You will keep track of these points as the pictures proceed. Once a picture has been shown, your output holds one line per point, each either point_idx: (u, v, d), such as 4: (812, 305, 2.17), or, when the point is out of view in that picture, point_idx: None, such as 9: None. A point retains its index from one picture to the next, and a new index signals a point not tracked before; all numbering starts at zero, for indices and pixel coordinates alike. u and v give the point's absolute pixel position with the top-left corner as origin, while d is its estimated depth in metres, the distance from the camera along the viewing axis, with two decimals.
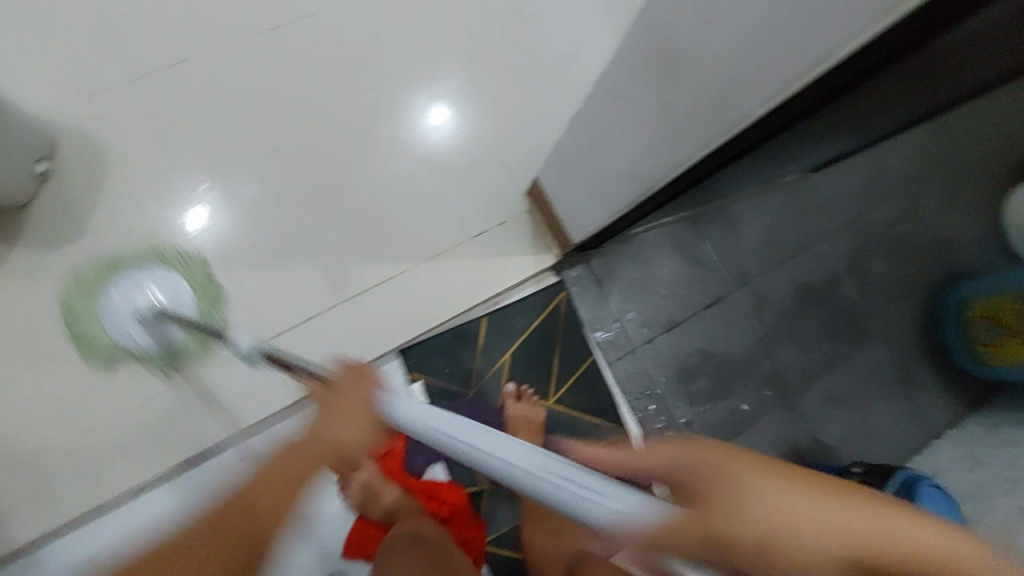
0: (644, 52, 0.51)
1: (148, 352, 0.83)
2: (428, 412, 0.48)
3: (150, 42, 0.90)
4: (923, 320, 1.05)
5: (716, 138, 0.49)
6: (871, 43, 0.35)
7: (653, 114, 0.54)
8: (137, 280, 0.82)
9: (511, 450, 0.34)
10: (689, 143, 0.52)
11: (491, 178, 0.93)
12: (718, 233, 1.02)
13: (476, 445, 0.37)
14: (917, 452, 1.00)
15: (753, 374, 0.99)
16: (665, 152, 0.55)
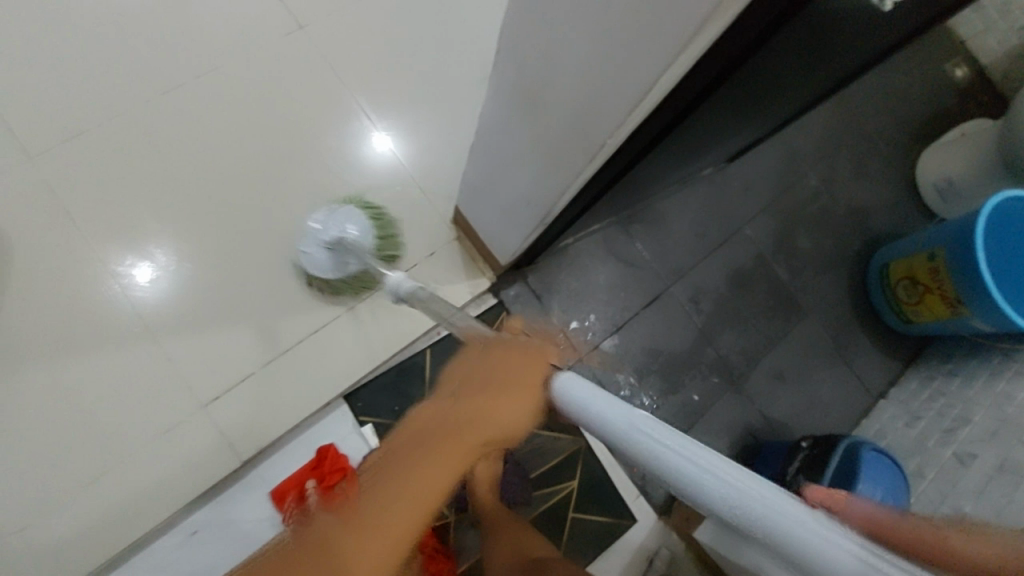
0: (522, 81, 0.53)
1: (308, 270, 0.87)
2: (596, 394, 0.44)
3: (39, 115, 0.87)
4: (849, 288, 1.11)
5: (591, 156, 0.50)
6: (709, 51, 0.36)
7: (542, 134, 0.55)
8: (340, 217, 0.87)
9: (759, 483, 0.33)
10: (571, 164, 0.53)
11: (416, 209, 0.93)
12: (648, 232, 1.05)
13: (701, 463, 0.34)
14: (863, 414, 1.05)
15: (700, 364, 1.02)
16: (555, 173, 0.56)
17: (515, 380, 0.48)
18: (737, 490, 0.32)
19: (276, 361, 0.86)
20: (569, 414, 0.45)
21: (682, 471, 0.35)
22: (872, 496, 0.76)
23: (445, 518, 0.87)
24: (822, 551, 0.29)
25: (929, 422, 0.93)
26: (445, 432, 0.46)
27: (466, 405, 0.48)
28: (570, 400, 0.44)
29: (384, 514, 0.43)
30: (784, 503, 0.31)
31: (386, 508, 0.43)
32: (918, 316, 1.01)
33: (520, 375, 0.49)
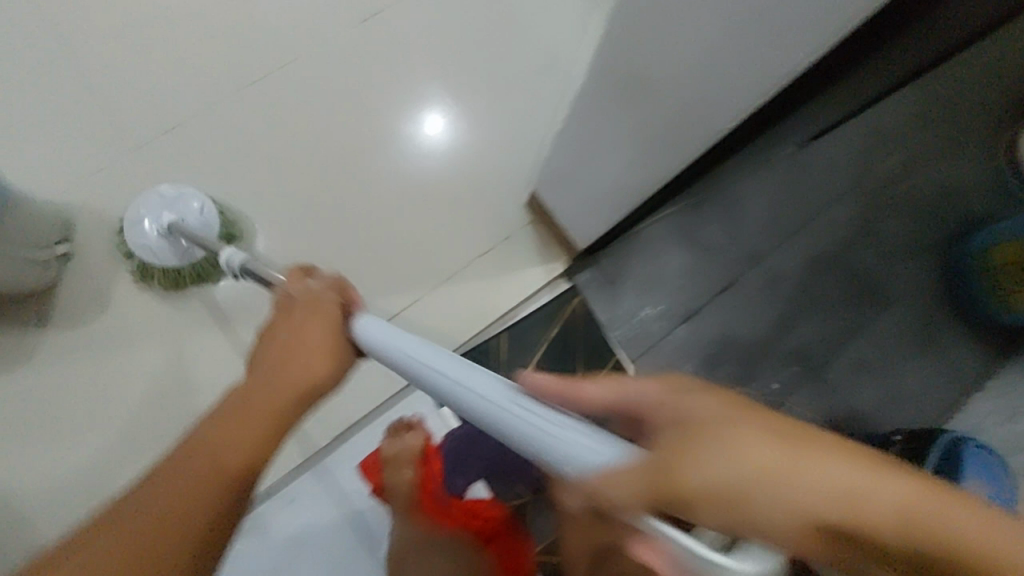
0: (627, 64, 0.52)
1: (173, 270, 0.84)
2: (396, 335, 0.47)
3: (135, 107, 0.89)
4: (941, 274, 1.04)
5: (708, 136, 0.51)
6: None
7: (644, 121, 0.55)
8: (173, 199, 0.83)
9: (489, 386, 0.35)
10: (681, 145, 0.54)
11: (490, 194, 0.94)
12: (723, 215, 1.01)
13: (468, 390, 0.35)
14: (955, 407, 0.99)
15: (778, 352, 0.99)
16: (662, 152, 0.57)
17: (301, 322, 0.52)
18: (467, 393, 0.35)
19: None
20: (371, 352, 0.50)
21: (432, 379, 0.40)
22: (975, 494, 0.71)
23: (521, 497, 0.91)
24: (536, 440, 0.30)
25: None
26: (259, 385, 0.50)
27: (259, 390, 0.50)
28: (369, 336, 0.49)
29: (198, 458, 0.46)
30: (525, 407, 0.32)
31: (209, 450, 0.47)
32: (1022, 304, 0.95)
33: (312, 326, 0.52)
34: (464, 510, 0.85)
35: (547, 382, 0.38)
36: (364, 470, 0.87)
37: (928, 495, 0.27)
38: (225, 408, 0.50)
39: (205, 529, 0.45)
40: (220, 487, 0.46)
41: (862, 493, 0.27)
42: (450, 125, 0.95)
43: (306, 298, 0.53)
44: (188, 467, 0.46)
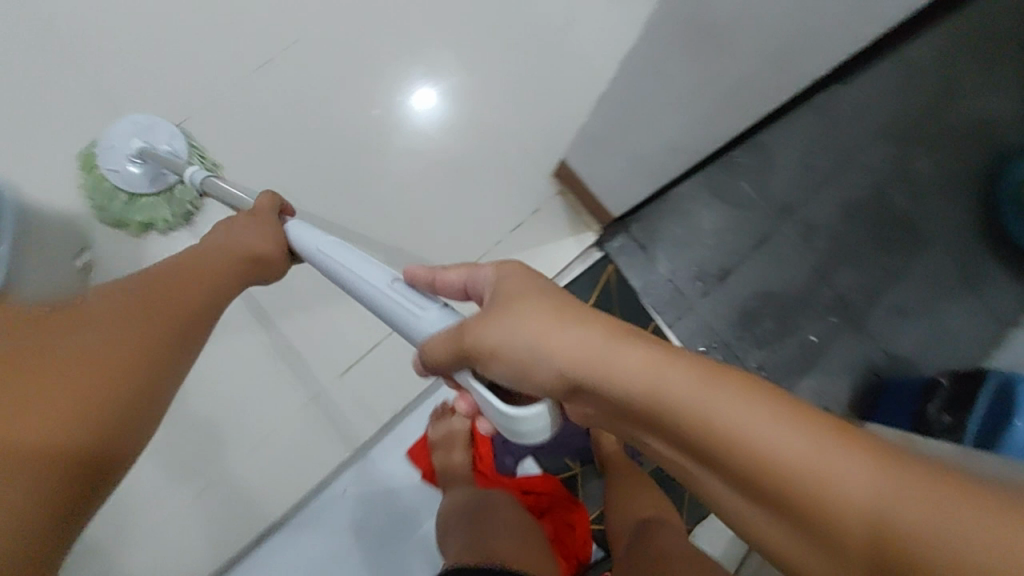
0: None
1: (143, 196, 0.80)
2: (324, 239, 0.58)
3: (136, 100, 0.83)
4: (976, 212, 1.02)
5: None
6: None
7: (709, 79, 0.52)
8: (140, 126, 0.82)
9: (376, 275, 0.50)
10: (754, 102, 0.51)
11: (514, 166, 0.91)
12: (753, 167, 0.98)
13: (366, 275, 0.50)
14: (995, 345, 0.99)
15: (816, 304, 0.97)
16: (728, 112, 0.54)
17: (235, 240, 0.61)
18: (366, 285, 0.49)
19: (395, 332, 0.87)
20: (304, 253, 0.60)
21: (341, 275, 0.53)
22: None
23: (571, 469, 0.90)
24: (397, 312, 0.47)
25: None
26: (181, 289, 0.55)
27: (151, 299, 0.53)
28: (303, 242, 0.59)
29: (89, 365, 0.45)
30: (392, 289, 0.48)
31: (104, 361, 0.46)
32: None
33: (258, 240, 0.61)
34: (517, 486, 0.87)
35: (420, 271, 0.48)
36: (412, 456, 0.88)
37: (840, 442, 0.27)
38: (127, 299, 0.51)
39: (131, 399, 0.47)
40: (154, 372, 0.49)
41: (773, 464, 0.29)
42: (465, 96, 0.91)
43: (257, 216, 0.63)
44: (99, 366, 0.46)
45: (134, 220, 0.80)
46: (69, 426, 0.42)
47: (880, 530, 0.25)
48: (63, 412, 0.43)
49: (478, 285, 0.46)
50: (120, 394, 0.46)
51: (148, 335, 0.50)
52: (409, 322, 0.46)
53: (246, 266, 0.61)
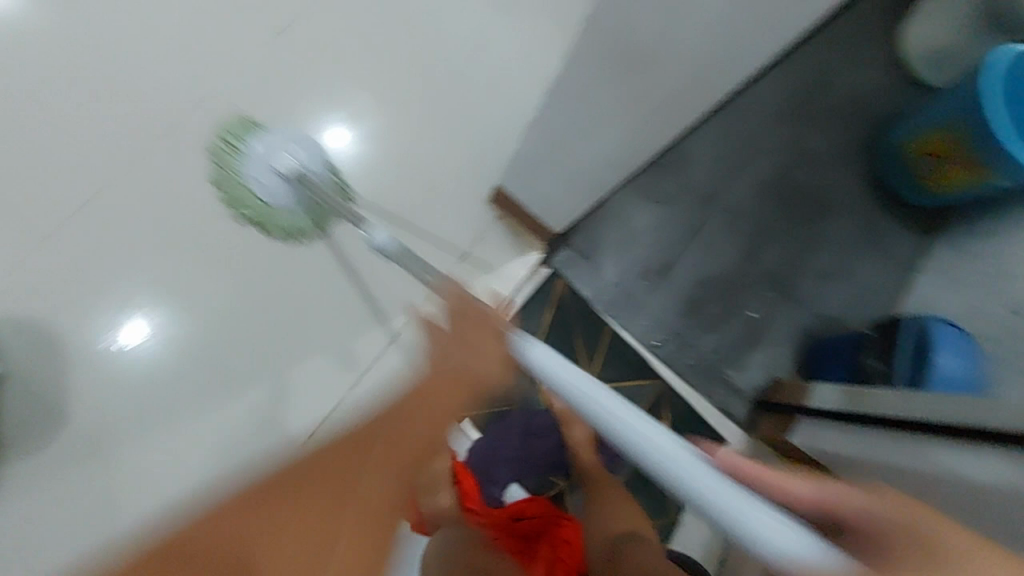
0: (618, 44, 0.52)
1: (274, 204, 0.77)
2: (555, 361, 0.54)
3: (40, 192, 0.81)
4: (868, 175, 1.13)
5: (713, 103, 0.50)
6: None
7: (635, 100, 0.56)
8: (270, 144, 0.78)
9: (640, 421, 0.42)
10: (682, 115, 0.54)
11: (452, 198, 0.91)
12: (674, 165, 1.04)
13: (605, 408, 0.45)
14: (905, 291, 1.10)
15: (751, 282, 1.05)
16: (658, 128, 0.57)
17: (479, 339, 0.67)
18: (631, 430, 0.41)
19: (361, 383, 0.86)
20: (518, 359, 0.58)
21: (571, 391, 0.50)
22: (954, 366, 0.80)
23: (556, 486, 0.92)
24: (680, 470, 0.37)
25: (969, 286, 0.99)
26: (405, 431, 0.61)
27: (387, 429, 0.62)
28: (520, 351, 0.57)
29: (373, 480, 0.56)
30: (646, 427, 0.41)
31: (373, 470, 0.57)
32: (946, 189, 1.03)
33: (492, 342, 0.66)
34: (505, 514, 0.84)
35: (741, 460, 0.40)
36: None
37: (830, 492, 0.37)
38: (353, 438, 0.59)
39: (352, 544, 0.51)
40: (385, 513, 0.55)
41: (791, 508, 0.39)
42: (392, 135, 0.90)
43: (463, 320, 0.69)
44: (372, 485, 0.56)
45: (250, 208, 0.76)
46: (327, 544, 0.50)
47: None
48: (309, 550, 0.49)
49: (802, 504, 0.38)
50: (387, 499, 0.56)
51: (370, 508, 0.54)
52: (701, 497, 0.35)
53: (452, 381, 0.67)
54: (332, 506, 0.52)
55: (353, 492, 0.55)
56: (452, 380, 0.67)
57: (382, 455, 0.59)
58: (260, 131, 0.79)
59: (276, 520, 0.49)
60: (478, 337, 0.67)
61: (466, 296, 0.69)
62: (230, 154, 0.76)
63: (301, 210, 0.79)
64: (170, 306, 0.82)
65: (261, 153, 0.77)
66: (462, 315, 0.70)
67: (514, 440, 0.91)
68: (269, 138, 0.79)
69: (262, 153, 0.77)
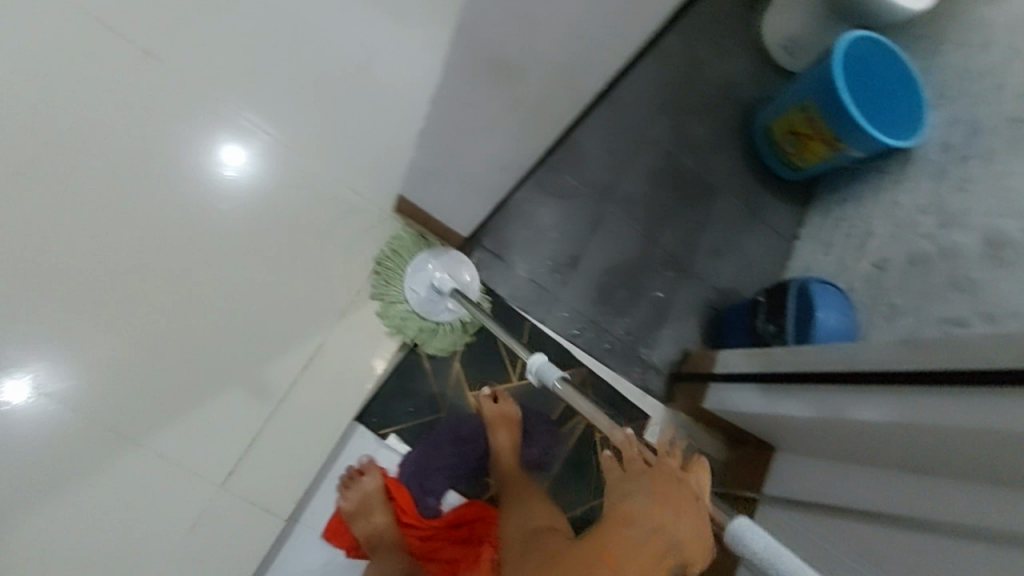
0: (488, 51, 0.54)
1: (441, 325, 0.90)
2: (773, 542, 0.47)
3: None
4: (744, 156, 1.24)
5: (580, 101, 0.53)
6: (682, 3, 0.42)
7: (513, 104, 0.58)
8: (422, 266, 0.89)
9: None
10: (555, 114, 0.56)
11: (353, 211, 0.89)
12: (571, 160, 1.08)
13: None
14: (788, 258, 1.21)
15: (654, 264, 1.11)
16: (537, 128, 0.59)
17: (669, 510, 0.51)
18: None
19: (276, 414, 0.81)
20: (732, 542, 0.49)
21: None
22: (830, 318, 0.90)
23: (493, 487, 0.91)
24: None
25: (838, 247, 1.11)
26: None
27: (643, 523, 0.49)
28: (745, 539, 0.48)
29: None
30: None
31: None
32: (806, 162, 1.15)
33: (691, 508, 0.52)
34: (445, 522, 0.84)
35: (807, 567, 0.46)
36: (330, 535, 0.82)
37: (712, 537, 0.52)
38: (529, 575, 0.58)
39: None
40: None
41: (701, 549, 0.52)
42: (280, 151, 0.87)
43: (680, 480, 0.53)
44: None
45: (399, 314, 0.88)
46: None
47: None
48: None
49: None
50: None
51: None
52: None
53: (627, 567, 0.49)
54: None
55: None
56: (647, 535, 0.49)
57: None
58: (421, 253, 0.90)
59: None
60: (687, 513, 0.51)
61: (653, 453, 0.55)
62: (392, 276, 0.88)
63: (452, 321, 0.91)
64: (37, 361, 0.73)
65: (429, 270, 0.89)
66: (637, 482, 0.53)
67: (446, 449, 0.89)
68: (426, 260, 0.89)
69: (423, 266, 0.89)
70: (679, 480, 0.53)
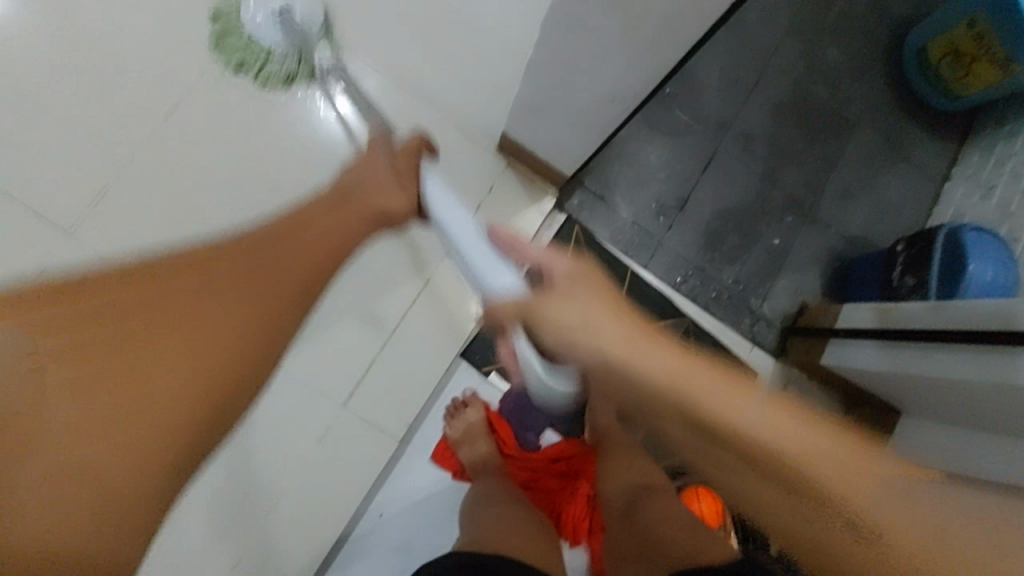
0: None
1: (275, 57, 0.80)
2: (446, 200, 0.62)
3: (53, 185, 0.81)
4: (888, 84, 1.07)
5: (707, 21, 0.48)
6: None
7: (631, 30, 0.54)
8: None
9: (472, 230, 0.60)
10: (675, 39, 0.52)
11: (458, 151, 0.90)
12: (683, 94, 1.00)
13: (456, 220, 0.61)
14: (933, 202, 1.06)
15: (772, 208, 1.02)
16: (655, 54, 0.55)
17: (315, 223, 0.55)
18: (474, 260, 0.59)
19: (390, 343, 0.85)
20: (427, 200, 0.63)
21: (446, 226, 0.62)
22: (985, 272, 0.78)
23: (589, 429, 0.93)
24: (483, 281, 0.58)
25: (1004, 187, 0.94)
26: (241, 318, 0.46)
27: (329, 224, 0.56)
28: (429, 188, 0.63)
29: (200, 349, 0.43)
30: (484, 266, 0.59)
31: (187, 353, 0.42)
32: (967, 89, 0.98)
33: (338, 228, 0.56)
34: (545, 457, 0.87)
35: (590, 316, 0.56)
36: (438, 458, 0.87)
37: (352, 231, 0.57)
38: (160, 304, 0.43)
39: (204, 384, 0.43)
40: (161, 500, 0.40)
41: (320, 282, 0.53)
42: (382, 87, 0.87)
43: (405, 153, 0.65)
44: (165, 396, 0.41)
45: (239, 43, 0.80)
46: (102, 480, 0.37)
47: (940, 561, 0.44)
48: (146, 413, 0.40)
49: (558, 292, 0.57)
50: (195, 415, 0.42)
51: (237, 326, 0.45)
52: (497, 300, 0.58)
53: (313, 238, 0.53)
54: (130, 397, 0.39)
55: (186, 368, 0.42)
56: (290, 224, 0.54)
57: (198, 343, 0.43)
58: None
59: (102, 366, 0.39)
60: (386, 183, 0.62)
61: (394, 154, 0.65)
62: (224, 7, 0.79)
63: (275, 63, 0.81)
64: None
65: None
66: (326, 208, 0.57)
67: None
68: None
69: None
70: (337, 205, 0.58)
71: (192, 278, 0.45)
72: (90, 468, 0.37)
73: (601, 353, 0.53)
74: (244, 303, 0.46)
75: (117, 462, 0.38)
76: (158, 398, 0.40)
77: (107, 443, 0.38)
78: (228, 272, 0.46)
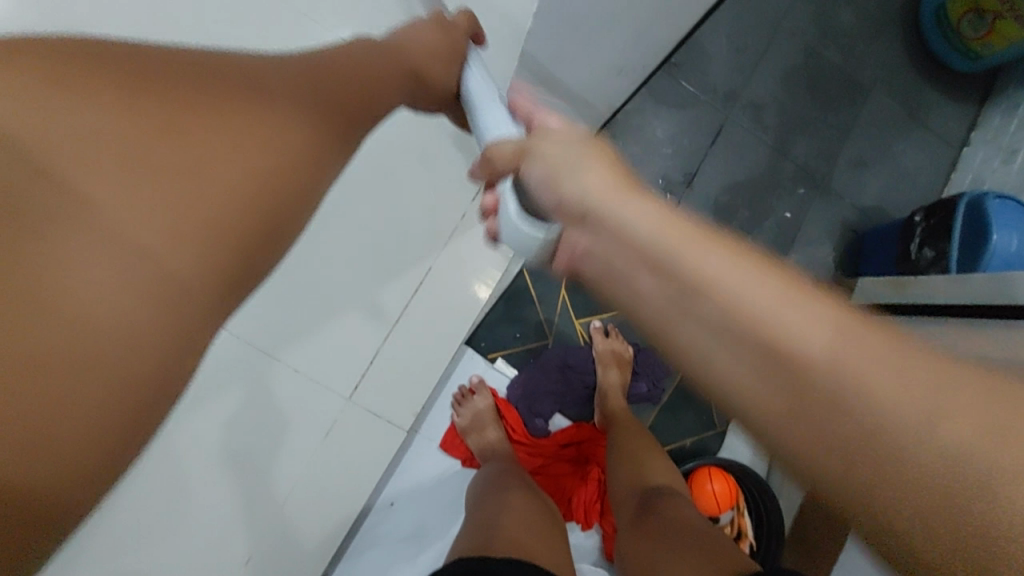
0: None
1: None
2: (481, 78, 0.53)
3: None
4: (904, 46, 1.02)
5: None
6: None
7: None
8: None
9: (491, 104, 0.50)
10: None
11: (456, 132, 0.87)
12: (689, 64, 0.96)
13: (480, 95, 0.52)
14: (951, 169, 1.02)
15: (783, 180, 0.98)
16: None
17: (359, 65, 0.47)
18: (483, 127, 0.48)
19: (394, 333, 0.83)
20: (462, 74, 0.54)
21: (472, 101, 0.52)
22: (1011, 242, 0.74)
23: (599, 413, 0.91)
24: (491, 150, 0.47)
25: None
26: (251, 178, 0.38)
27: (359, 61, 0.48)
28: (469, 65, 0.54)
29: (192, 203, 0.35)
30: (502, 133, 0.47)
31: (178, 205, 0.34)
32: (989, 48, 0.93)
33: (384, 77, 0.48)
34: (554, 443, 0.86)
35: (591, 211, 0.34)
36: (446, 446, 0.89)
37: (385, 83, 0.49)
38: (160, 140, 0.34)
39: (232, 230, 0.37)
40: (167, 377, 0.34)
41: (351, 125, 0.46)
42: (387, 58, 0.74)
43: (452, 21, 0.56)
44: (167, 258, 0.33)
45: None
46: (94, 334, 0.30)
47: (946, 477, 0.20)
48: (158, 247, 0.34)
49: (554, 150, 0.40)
50: (203, 280, 0.35)
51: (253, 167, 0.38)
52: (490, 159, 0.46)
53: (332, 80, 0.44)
54: (136, 249, 0.32)
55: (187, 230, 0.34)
56: (313, 68, 0.44)
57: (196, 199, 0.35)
58: None
59: (132, 182, 0.33)
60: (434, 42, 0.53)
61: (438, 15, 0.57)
62: None
63: None
64: None
65: None
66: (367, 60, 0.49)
67: (553, 373, 0.89)
68: None
69: None
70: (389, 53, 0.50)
71: (183, 109, 0.36)
72: (72, 346, 0.29)
73: (633, 224, 0.30)
74: (255, 151, 0.38)
75: (112, 326, 0.31)
76: (157, 254, 0.33)
77: (89, 306, 0.30)
78: (232, 109, 0.37)
